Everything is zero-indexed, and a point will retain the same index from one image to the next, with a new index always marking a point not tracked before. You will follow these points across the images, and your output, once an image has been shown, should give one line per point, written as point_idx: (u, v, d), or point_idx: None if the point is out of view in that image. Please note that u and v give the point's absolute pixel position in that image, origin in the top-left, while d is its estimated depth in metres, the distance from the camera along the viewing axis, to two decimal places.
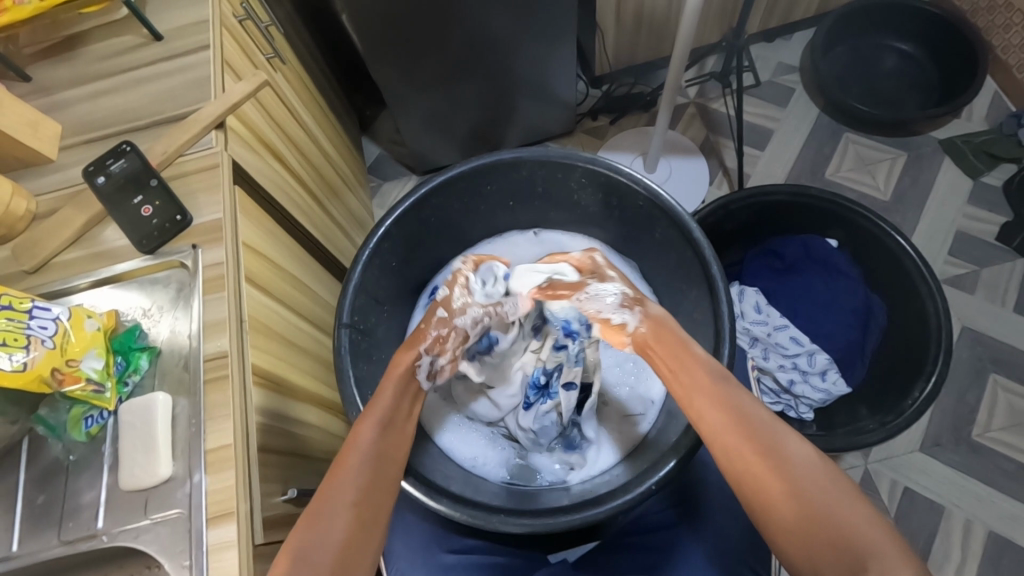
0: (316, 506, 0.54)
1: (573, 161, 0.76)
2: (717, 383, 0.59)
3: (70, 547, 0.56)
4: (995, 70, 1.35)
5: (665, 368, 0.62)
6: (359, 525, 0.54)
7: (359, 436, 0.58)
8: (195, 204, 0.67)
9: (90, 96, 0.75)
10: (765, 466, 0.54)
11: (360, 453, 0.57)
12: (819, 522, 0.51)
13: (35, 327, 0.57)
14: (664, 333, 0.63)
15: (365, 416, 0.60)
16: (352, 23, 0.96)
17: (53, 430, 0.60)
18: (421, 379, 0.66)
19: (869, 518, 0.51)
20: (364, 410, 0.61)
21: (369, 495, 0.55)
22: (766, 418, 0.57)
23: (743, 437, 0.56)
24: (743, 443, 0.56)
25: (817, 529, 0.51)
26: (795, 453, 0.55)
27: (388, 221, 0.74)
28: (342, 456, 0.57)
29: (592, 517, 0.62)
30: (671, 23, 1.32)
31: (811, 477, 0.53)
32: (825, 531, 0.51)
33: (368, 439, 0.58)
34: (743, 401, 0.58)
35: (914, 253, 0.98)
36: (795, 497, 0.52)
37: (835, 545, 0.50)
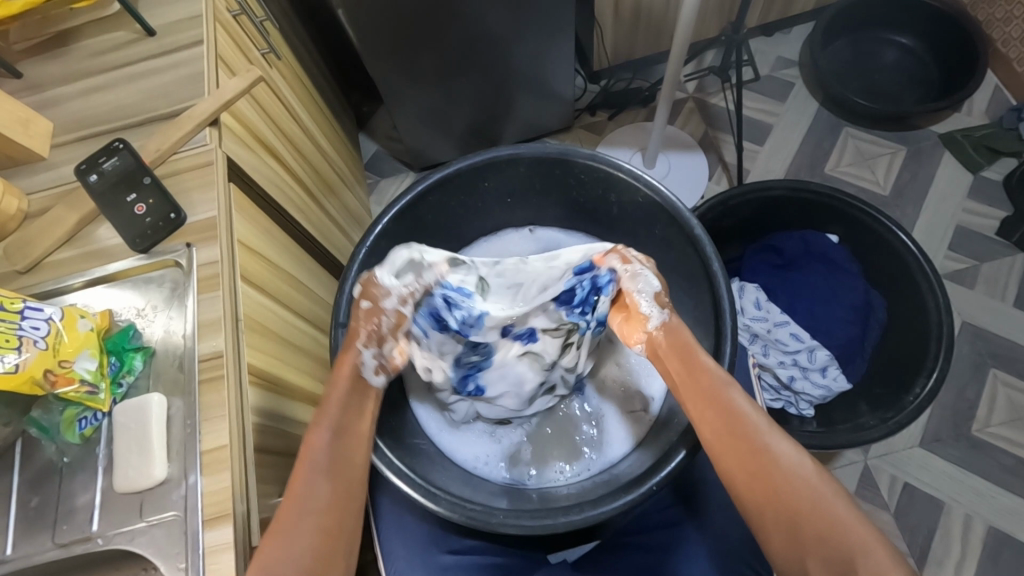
0: (279, 524, 0.55)
1: (571, 157, 0.76)
2: (707, 387, 0.61)
3: (65, 549, 0.56)
4: (996, 64, 1.34)
5: (680, 375, 0.63)
6: (323, 534, 0.56)
7: (313, 447, 0.59)
8: (189, 202, 0.67)
9: (82, 93, 0.74)
10: (758, 461, 0.57)
11: (315, 466, 0.58)
12: (815, 522, 0.54)
13: (27, 328, 0.56)
14: (682, 347, 0.64)
15: (316, 423, 0.60)
16: (348, 19, 0.96)
17: (47, 431, 0.59)
18: (369, 375, 0.64)
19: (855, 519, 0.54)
20: (314, 417, 0.61)
21: (329, 505, 0.57)
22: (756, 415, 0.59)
23: (737, 443, 0.58)
24: (738, 444, 0.58)
25: (809, 530, 0.54)
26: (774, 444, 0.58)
27: (386, 218, 0.74)
28: (297, 471, 0.58)
29: (593, 517, 0.62)
30: (671, 17, 1.31)
31: (794, 469, 0.56)
32: (813, 519, 0.54)
33: (321, 450, 0.59)
34: (734, 397, 0.60)
35: (915, 249, 0.97)
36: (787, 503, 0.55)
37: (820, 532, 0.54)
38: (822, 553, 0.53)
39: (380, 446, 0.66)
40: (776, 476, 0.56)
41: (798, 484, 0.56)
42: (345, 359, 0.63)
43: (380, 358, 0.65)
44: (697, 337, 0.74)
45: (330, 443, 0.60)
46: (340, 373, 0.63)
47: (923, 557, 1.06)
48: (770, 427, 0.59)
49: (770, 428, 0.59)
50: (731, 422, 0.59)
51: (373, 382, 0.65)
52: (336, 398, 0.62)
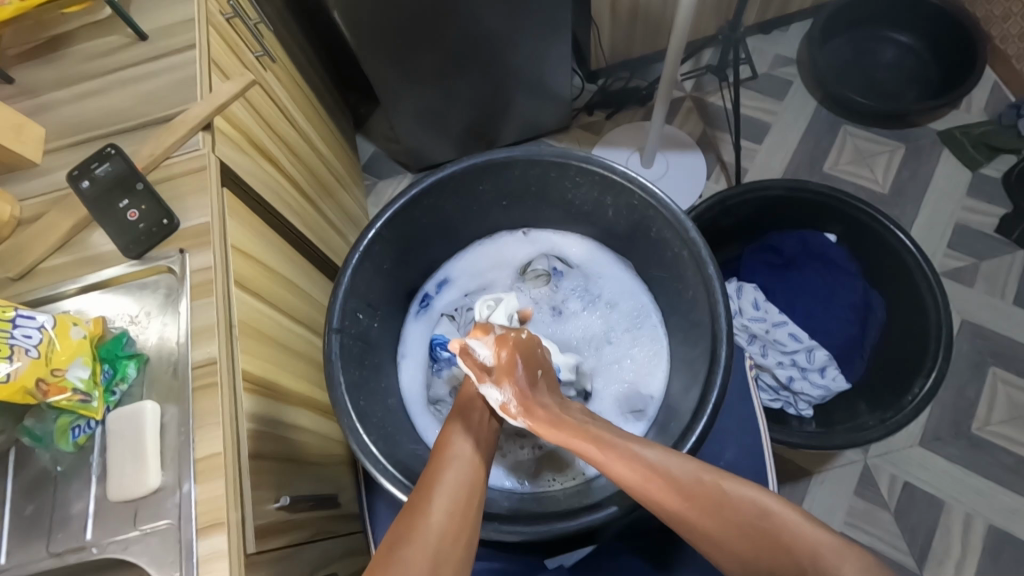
0: (408, 519, 0.49)
1: (565, 160, 0.75)
2: (601, 443, 0.52)
3: (58, 559, 0.55)
4: (994, 61, 1.34)
5: (571, 447, 0.54)
6: (456, 516, 0.50)
7: (444, 447, 0.57)
8: (182, 208, 0.66)
9: (74, 98, 0.74)
10: (681, 503, 0.48)
11: (449, 457, 0.55)
12: (755, 536, 0.46)
13: (19, 337, 0.56)
14: (553, 423, 0.55)
15: (445, 429, 0.59)
16: (343, 21, 0.95)
17: (40, 440, 0.59)
18: (497, 397, 0.64)
19: (795, 516, 0.47)
20: (441, 430, 0.60)
21: (460, 494, 0.52)
22: (658, 454, 0.51)
23: (652, 481, 0.50)
24: (653, 490, 0.50)
25: (754, 543, 0.46)
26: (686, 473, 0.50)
27: (380, 222, 0.73)
28: (426, 473, 0.54)
29: (587, 524, 0.61)
30: (668, 16, 1.30)
31: (721, 496, 0.48)
32: (755, 548, 0.46)
33: (455, 447, 0.56)
34: (628, 446, 0.52)
35: (913, 248, 0.97)
36: (724, 525, 0.47)
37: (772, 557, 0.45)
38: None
39: (375, 453, 0.64)
40: (701, 512, 0.48)
41: (731, 511, 0.47)
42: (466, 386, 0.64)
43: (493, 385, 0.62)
44: (694, 340, 0.73)
45: (462, 441, 0.57)
46: (460, 399, 0.63)
47: (923, 557, 1.05)
48: (678, 458, 0.51)
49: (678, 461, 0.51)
50: (635, 469, 0.50)
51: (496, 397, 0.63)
52: (463, 408, 0.61)
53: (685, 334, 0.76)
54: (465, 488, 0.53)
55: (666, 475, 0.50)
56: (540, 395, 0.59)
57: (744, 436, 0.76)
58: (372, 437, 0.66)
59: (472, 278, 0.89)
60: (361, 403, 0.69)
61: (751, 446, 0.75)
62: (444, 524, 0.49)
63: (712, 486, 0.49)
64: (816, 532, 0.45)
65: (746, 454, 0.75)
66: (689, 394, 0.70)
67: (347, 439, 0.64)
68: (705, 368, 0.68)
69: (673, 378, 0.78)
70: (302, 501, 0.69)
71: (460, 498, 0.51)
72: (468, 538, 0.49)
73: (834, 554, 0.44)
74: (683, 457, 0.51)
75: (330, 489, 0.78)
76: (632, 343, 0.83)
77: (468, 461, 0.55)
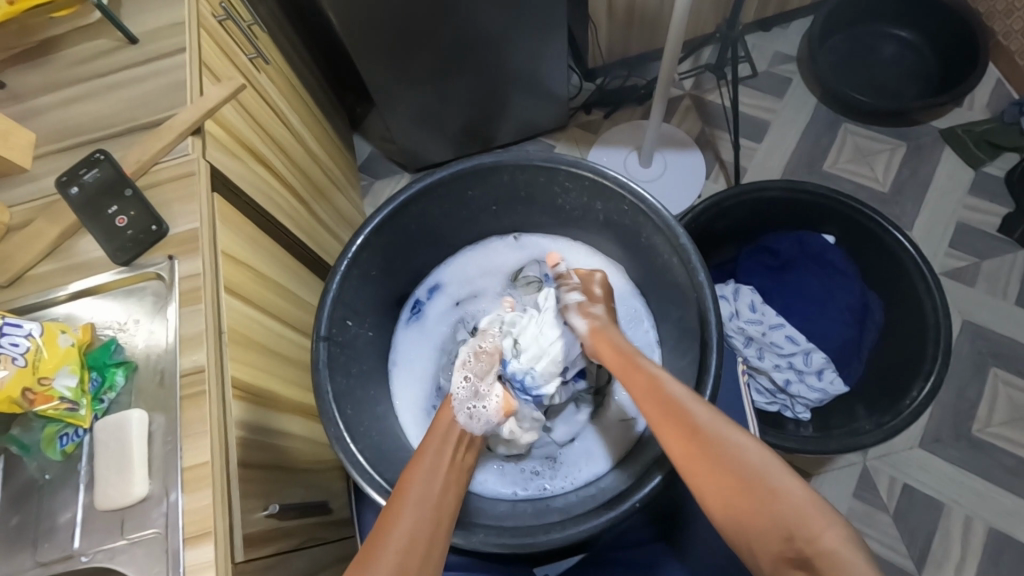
0: (378, 529, 0.51)
1: (555, 165, 0.74)
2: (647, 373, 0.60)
3: (46, 568, 0.55)
4: (997, 57, 1.32)
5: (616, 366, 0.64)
6: (422, 523, 0.51)
7: (412, 473, 0.57)
8: (171, 214, 0.66)
9: (63, 103, 0.73)
10: (685, 441, 0.52)
11: (412, 495, 0.54)
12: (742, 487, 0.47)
13: (6, 345, 0.56)
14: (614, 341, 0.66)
15: (412, 466, 0.58)
16: (336, 22, 0.94)
17: (27, 449, 0.59)
18: (468, 427, 0.65)
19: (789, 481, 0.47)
20: (411, 462, 0.59)
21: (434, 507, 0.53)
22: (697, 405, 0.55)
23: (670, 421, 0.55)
24: (668, 427, 0.55)
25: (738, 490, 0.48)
26: (711, 425, 0.52)
27: (368, 230, 0.73)
28: (394, 498, 0.54)
29: (575, 535, 0.61)
30: (666, 13, 1.29)
31: (727, 451, 0.50)
32: (738, 492, 0.47)
33: (421, 478, 0.56)
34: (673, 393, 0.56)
35: (912, 250, 0.96)
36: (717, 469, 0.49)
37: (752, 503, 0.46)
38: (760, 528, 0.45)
39: (361, 463, 0.64)
40: (709, 460, 0.50)
41: (729, 463, 0.49)
42: (441, 414, 0.67)
43: (470, 408, 0.67)
44: (684, 347, 0.73)
45: (427, 477, 0.56)
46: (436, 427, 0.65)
47: (922, 560, 1.05)
48: (706, 409, 0.54)
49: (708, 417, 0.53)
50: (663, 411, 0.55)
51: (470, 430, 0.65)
52: (430, 445, 0.61)
53: (676, 341, 0.76)
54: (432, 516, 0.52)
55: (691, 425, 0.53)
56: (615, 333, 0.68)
57: None
58: (360, 447, 0.66)
59: (462, 286, 0.88)
60: (348, 412, 0.68)
61: None
62: (412, 523, 0.51)
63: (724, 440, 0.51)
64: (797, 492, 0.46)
65: None
66: None
67: (334, 449, 0.64)
68: (695, 377, 0.67)
69: None
70: (291, 508, 0.69)
71: (432, 507, 0.53)
72: (439, 542, 0.51)
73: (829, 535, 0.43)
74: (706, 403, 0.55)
75: (321, 495, 0.78)
76: None
77: (433, 497, 0.54)
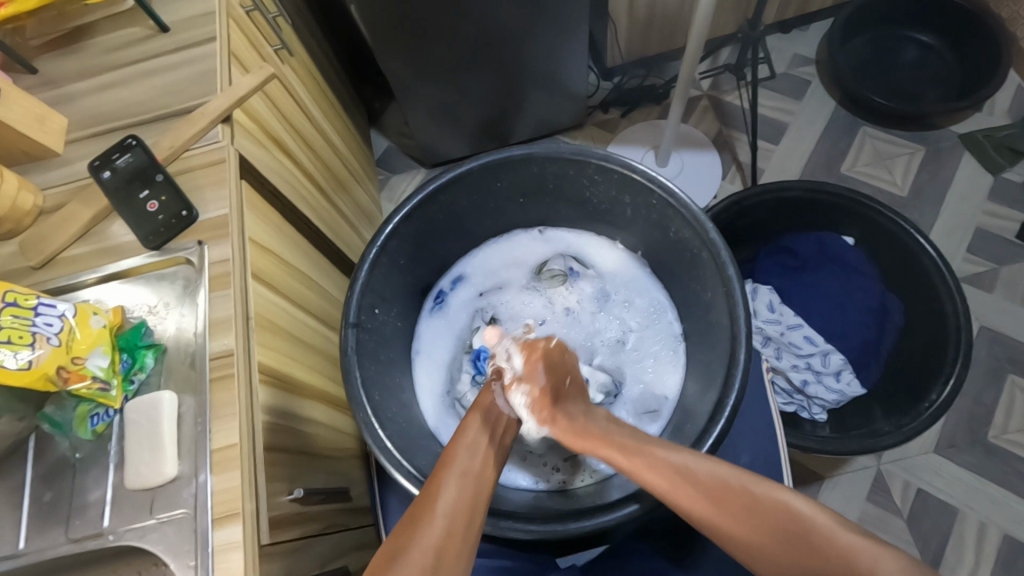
0: (411, 522, 0.50)
1: (584, 158, 0.75)
2: (634, 453, 0.55)
3: (76, 545, 0.56)
4: (1019, 63, 1.31)
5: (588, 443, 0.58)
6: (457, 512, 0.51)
7: (452, 457, 0.56)
8: (201, 200, 0.67)
9: (96, 89, 0.74)
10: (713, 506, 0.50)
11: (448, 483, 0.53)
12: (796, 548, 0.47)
13: (40, 325, 0.57)
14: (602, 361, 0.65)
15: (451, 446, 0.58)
16: (360, 14, 0.95)
17: (60, 427, 0.60)
18: (509, 405, 0.63)
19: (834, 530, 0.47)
20: (451, 438, 0.59)
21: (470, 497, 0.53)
22: (686, 458, 0.53)
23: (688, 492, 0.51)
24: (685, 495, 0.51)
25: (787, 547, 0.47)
26: (712, 476, 0.51)
27: (397, 217, 0.73)
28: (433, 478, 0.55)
29: (602, 523, 0.62)
30: (686, 13, 1.29)
31: (747, 504, 0.49)
32: (783, 548, 0.47)
33: (462, 457, 0.56)
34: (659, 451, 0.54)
35: (933, 251, 0.96)
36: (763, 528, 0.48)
37: (794, 552, 0.47)
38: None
39: (389, 448, 0.65)
40: (733, 518, 0.49)
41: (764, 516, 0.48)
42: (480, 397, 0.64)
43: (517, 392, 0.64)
44: (712, 341, 0.73)
45: (466, 458, 0.56)
46: (476, 406, 0.63)
47: (936, 564, 1.05)
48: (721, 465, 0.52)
49: (703, 464, 0.53)
50: (660, 475, 0.53)
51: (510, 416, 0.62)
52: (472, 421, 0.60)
53: (701, 337, 0.76)
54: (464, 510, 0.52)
55: (693, 482, 0.52)
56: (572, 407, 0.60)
57: (757, 440, 0.75)
58: (387, 432, 0.67)
59: (487, 277, 0.89)
60: (376, 398, 0.69)
61: (766, 449, 0.75)
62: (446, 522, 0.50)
63: (739, 490, 0.50)
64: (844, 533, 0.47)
65: (762, 456, 0.74)
66: (705, 396, 0.70)
67: (362, 433, 0.64)
68: (722, 370, 0.67)
69: (689, 379, 0.78)
70: (315, 494, 0.69)
71: (468, 495, 0.53)
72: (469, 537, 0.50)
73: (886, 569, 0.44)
74: (711, 462, 0.53)
75: (342, 483, 0.79)
76: (649, 343, 0.83)
77: (472, 476, 0.54)
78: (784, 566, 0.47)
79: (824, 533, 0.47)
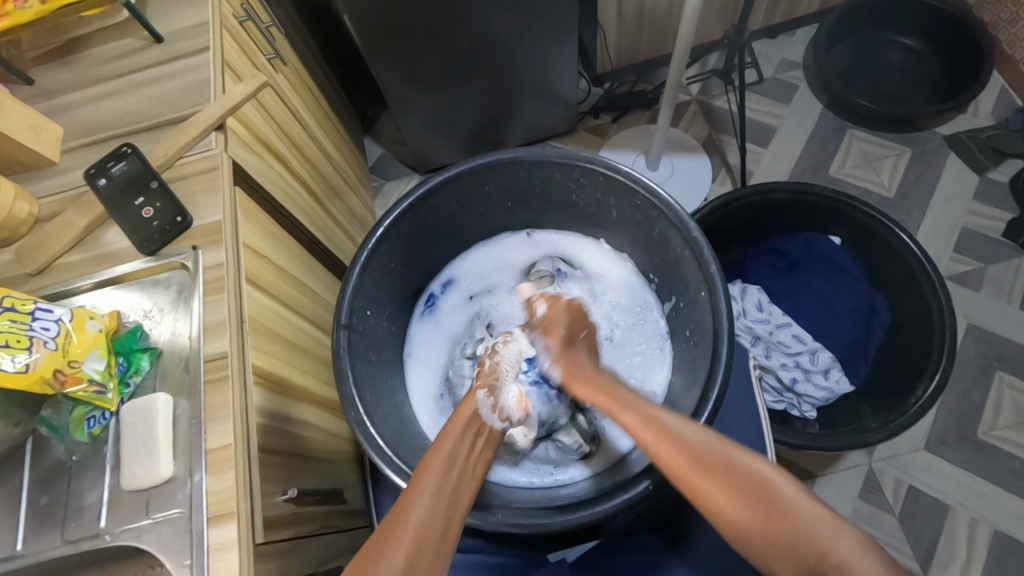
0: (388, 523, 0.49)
1: (570, 161, 0.76)
2: (626, 407, 0.57)
3: (73, 546, 0.57)
4: (1002, 65, 1.34)
5: (604, 405, 0.59)
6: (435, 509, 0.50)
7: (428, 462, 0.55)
8: (195, 206, 0.68)
9: (91, 99, 0.75)
10: (693, 467, 0.51)
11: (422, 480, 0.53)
12: (766, 514, 0.47)
13: (37, 329, 0.58)
14: (586, 377, 0.62)
15: (430, 453, 0.56)
16: (351, 23, 0.96)
17: (57, 431, 0.61)
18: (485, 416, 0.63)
19: (804, 501, 0.47)
20: (430, 447, 0.57)
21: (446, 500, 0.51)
22: (677, 422, 0.54)
23: (679, 456, 0.52)
24: (674, 458, 0.52)
25: (757, 511, 0.47)
26: (701, 442, 0.52)
27: (387, 221, 0.75)
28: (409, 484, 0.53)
29: (589, 517, 0.63)
30: (675, 19, 1.31)
31: (727, 465, 0.50)
32: (753, 510, 0.47)
33: (439, 466, 0.54)
34: (655, 413, 0.55)
35: (917, 250, 0.97)
36: (734, 495, 0.48)
37: (759, 511, 0.47)
38: (778, 551, 0.46)
39: (381, 445, 0.66)
40: (709, 477, 0.50)
41: (741, 476, 0.49)
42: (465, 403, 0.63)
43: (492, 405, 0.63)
44: (698, 338, 0.74)
45: (443, 469, 0.54)
46: (458, 415, 0.62)
47: (928, 561, 1.05)
48: (711, 436, 0.52)
49: (698, 431, 0.53)
50: (660, 439, 0.53)
51: (493, 424, 0.63)
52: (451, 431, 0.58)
53: (687, 334, 0.77)
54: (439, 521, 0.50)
55: (685, 449, 0.52)
56: (579, 350, 0.66)
57: (747, 434, 0.77)
58: (380, 431, 0.68)
59: (477, 280, 0.90)
60: (368, 397, 0.70)
61: (754, 443, 0.76)
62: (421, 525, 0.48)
63: (719, 456, 0.51)
64: (807, 502, 0.47)
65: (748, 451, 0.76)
66: (691, 392, 0.71)
67: (355, 432, 0.66)
68: (706, 366, 0.68)
69: (676, 375, 0.79)
70: (309, 494, 0.70)
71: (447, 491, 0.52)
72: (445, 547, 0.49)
73: (844, 542, 0.44)
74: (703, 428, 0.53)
75: (336, 485, 0.80)
76: (637, 341, 0.84)
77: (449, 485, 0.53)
78: (750, 528, 0.47)
79: (786, 497, 0.47)
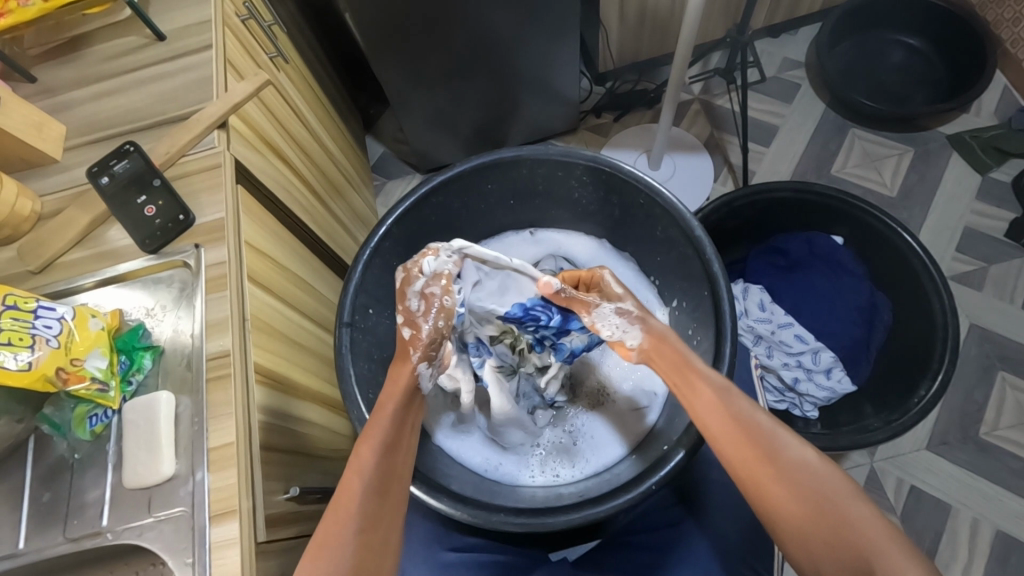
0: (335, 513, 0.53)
1: (572, 159, 0.76)
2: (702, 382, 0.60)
3: (75, 543, 0.57)
4: (1005, 65, 1.33)
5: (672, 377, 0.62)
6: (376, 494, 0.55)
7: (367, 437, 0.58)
8: (197, 204, 0.68)
9: (93, 97, 0.75)
10: (761, 463, 0.54)
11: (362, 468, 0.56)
12: (829, 526, 0.51)
13: (40, 327, 0.58)
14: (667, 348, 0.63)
15: (365, 436, 0.58)
16: (353, 22, 0.96)
17: (59, 428, 0.61)
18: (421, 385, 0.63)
19: (872, 518, 0.51)
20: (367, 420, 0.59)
21: (382, 481, 0.56)
22: (753, 410, 0.57)
23: (750, 446, 0.55)
24: (743, 447, 0.55)
25: (821, 523, 0.52)
26: (773, 439, 0.55)
27: (389, 219, 0.75)
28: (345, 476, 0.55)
29: (591, 516, 0.62)
30: (677, 18, 1.31)
31: (797, 470, 0.54)
32: (816, 517, 0.52)
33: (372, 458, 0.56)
34: (732, 395, 0.58)
35: (920, 250, 0.97)
36: (803, 501, 0.52)
37: (819, 520, 0.52)
38: (834, 558, 0.51)
39: None
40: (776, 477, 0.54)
41: (811, 485, 0.53)
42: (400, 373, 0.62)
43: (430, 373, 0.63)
44: (699, 336, 0.74)
45: (381, 457, 0.57)
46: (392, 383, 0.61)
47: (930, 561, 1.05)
48: (787, 435, 0.56)
49: (776, 428, 0.56)
50: (730, 421, 0.57)
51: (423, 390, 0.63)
52: (389, 408, 0.60)
53: (689, 332, 0.77)
54: (381, 503, 0.55)
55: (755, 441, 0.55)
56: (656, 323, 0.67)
57: None
58: None
59: None
60: (370, 396, 0.70)
61: None
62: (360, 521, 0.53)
63: (790, 459, 0.54)
64: (872, 524, 0.51)
65: None
66: None
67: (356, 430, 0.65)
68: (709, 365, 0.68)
69: None
70: (311, 493, 0.70)
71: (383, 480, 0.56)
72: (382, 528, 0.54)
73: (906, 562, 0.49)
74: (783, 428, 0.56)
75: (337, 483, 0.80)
76: None
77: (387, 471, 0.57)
78: (809, 534, 0.52)
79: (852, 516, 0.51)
